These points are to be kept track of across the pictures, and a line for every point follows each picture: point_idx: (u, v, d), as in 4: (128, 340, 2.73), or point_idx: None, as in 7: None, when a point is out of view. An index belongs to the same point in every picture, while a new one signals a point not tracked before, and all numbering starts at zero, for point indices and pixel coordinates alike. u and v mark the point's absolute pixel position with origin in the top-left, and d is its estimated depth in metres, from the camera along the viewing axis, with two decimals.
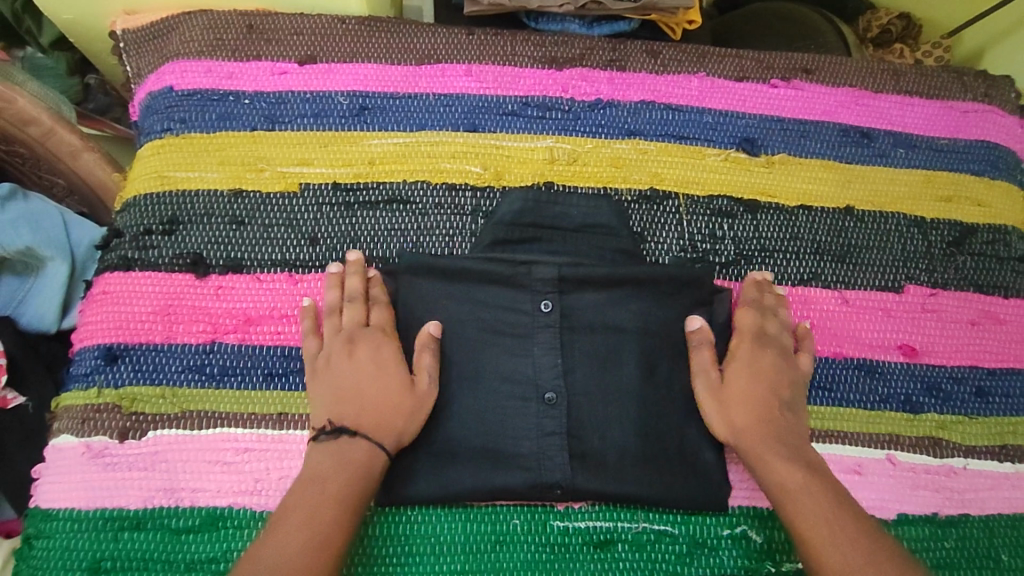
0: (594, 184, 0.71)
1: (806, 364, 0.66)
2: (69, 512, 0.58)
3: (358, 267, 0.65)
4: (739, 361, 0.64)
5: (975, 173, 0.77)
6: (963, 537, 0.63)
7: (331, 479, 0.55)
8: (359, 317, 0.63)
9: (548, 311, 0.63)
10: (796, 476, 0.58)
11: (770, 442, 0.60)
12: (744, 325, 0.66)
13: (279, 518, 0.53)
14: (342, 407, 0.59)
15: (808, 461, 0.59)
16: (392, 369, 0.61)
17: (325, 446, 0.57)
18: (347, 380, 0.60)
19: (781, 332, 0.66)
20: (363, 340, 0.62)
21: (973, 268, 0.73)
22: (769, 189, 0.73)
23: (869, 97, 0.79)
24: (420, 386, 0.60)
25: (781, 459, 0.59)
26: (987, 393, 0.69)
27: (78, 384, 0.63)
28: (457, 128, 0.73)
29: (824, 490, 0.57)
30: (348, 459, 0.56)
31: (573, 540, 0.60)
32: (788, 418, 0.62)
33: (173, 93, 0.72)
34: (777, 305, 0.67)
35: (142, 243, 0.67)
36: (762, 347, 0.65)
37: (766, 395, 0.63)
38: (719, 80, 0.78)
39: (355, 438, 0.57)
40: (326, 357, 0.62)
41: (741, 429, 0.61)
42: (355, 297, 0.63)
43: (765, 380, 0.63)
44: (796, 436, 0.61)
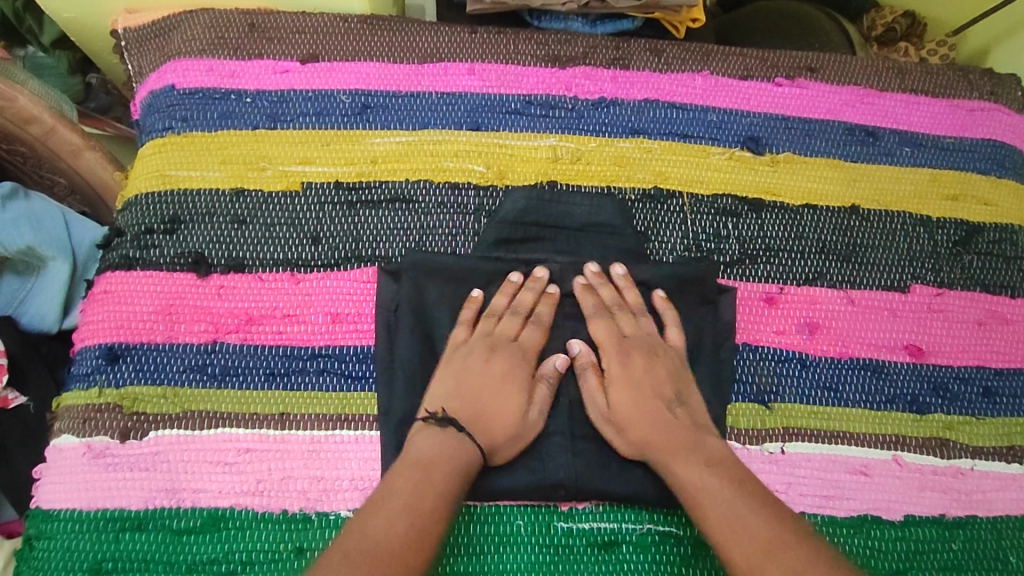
0: (598, 183, 0.71)
1: (679, 339, 0.64)
2: (70, 512, 0.58)
3: (536, 287, 0.64)
4: (610, 374, 0.62)
5: (982, 173, 0.77)
6: (971, 539, 0.63)
7: (434, 469, 0.53)
8: (513, 329, 0.63)
9: (551, 310, 0.65)
10: (694, 475, 0.55)
11: (669, 447, 0.58)
12: (599, 336, 0.63)
13: (383, 494, 0.52)
14: (461, 403, 0.59)
15: (704, 452, 0.57)
16: (517, 391, 0.60)
17: (435, 433, 0.57)
18: (473, 380, 0.60)
19: (636, 326, 0.64)
20: (505, 352, 0.62)
21: (979, 268, 0.73)
22: (773, 188, 0.73)
23: (874, 96, 0.78)
24: (532, 416, 0.60)
25: (682, 463, 0.56)
26: (994, 394, 0.69)
27: (79, 383, 0.63)
28: (460, 127, 0.72)
29: (723, 480, 0.54)
30: (454, 455, 0.55)
31: (576, 542, 0.60)
32: (678, 412, 0.60)
33: (174, 92, 0.72)
34: (620, 298, 0.65)
35: (144, 243, 0.67)
36: (626, 351, 0.63)
37: (646, 399, 0.61)
38: (723, 79, 0.77)
39: (464, 439, 0.57)
40: (463, 353, 0.62)
41: (639, 444, 0.59)
42: (520, 310, 0.63)
43: (642, 384, 0.61)
44: (691, 428, 0.59)
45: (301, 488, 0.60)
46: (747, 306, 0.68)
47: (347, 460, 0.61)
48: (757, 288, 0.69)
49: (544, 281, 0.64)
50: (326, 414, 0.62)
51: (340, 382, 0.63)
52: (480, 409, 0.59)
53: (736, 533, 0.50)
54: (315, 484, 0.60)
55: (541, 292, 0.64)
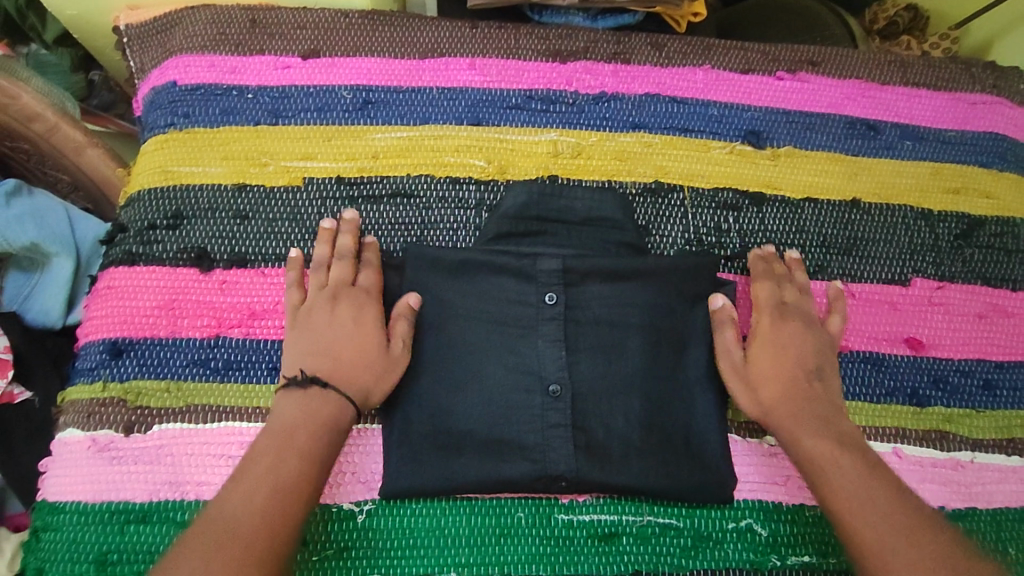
0: (598, 178, 0.71)
1: (838, 328, 0.66)
2: (75, 505, 0.59)
3: (352, 227, 0.66)
4: (759, 336, 0.65)
5: (983, 165, 0.76)
6: (970, 530, 0.63)
7: (300, 430, 0.55)
8: (347, 275, 0.64)
9: (553, 302, 0.63)
10: (824, 450, 0.57)
11: (801, 418, 0.60)
12: (760, 298, 0.66)
13: (240, 469, 0.53)
14: (313, 360, 0.59)
15: (837, 431, 0.59)
16: (370, 330, 0.61)
17: (295, 395, 0.58)
18: (323, 337, 0.61)
19: (797, 299, 0.67)
20: (346, 299, 0.63)
21: (980, 261, 0.73)
22: (774, 181, 0.73)
23: (876, 89, 0.78)
24: (393, 349, 0.61)
25: (812, 435, 0.59)
26: (994, 386, 0.69)
27: (83, 378, 0.63)
28: (461, 122, 0.72)
29: (855, 460, 0.56)
30: (317, 411, 0.56)
31: (577, 534, 0.60)
32: (817, 387, 0.62)
33: (176, 88, 0.72)
34: (789, 274, 0.68)
35: (147, 238, 0.67)
36: (781, 318, 0.65)
37: (795, 368, 0.63)
38: (724, 72, 0.77)
39: (327, 391, 0.58)
40: (307, 312, 0.62)
41: (771, 406, 0.62)
42: (345, 254, 0.64)
43: (790, 352, 0.64)
44: (828, 405, 0.61)
45: None
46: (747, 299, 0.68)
47: (349, 453, 0.61)
48: None
49: (354, 219, 0.66)
50: None
51: None
52: (337, 361, 0.59)
53: (871, 514, 0.52)
54: None
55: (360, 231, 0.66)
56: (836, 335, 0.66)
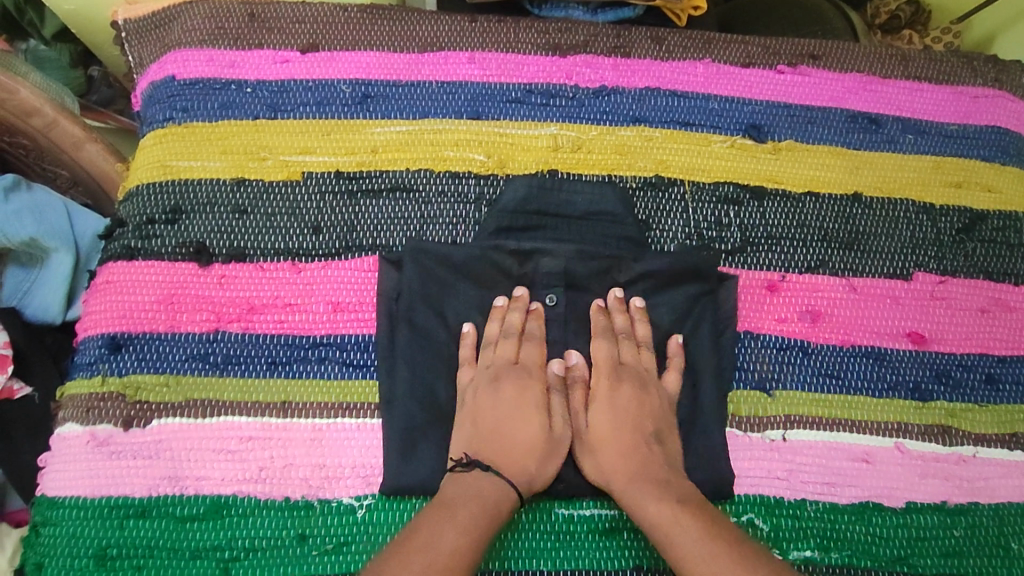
0: (599, 172, 0.71)
1: (675, 383, 0.64)
2: (74, 499, 0.59)
3: (521, 305, 0.63)
4: (597, 400, 0.62)
5: (985, 159, 0.76)
6: (972, 525, 0.63)
7: (461, 509, 0.53)
8: (512, 352, 0.62)
9: (554, 304, 0.65)
10: (668, 514, 0.54)
11: (641, 486, 0.57)
12: (599, 359, 0.63)
13: (401, 537, 0.51)
14: (480, 443, 0.59)
15: (677, 492, 0.56)
16: (531, 414, 0.61)
17: (460, 478, 0.57)
18: (488, 419, 0.60)
19: (636, 358, 0.64)
20: (509, 377, 0.61)
21: (982, 255, 0.72)
22: (775, 175, 0.72)
23: (876, 83, 0.78)
24: (555, 429, 0.61)
25: (654, 500, 0.55)
26: (997, 380, 0.68)
27: (83, 372, 0.63)
28: (460, 116, 0.72)
29: (697, 520, 0.53)
30: (479, 492, 0.55)
31: (578, 528, 0.60)
32: (656, 450, 0.60)
33: (175, 82, 0.72)
34: (630, 328, 0.64)
35: (146, 233, 0.67)
36: (618, 380, 0.63)
37: (631, 432, 0.60)
38: (725, 66, 0.77)
39: (492, 478, 0.56)
40: (473, 390, 0.61)
41: (611, 475, 0.59)
42: (511, 330, 0.63)
43: (625, 415, 0.61)
44: (666, 468, 0.59)
45: (304, 476, 0.60)
46: (748, 292, 0.68)
47: (349, 447, 0.61)
48: (759, 275, 0.68)
49: (523, 296, 0.63)
50: (329, 402, 0.62)
51: (341, 370, 0.63)
52: (500, 445, 0.59)
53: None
54: (318, 471, 0.60)
55: (529, 306, 0.64)
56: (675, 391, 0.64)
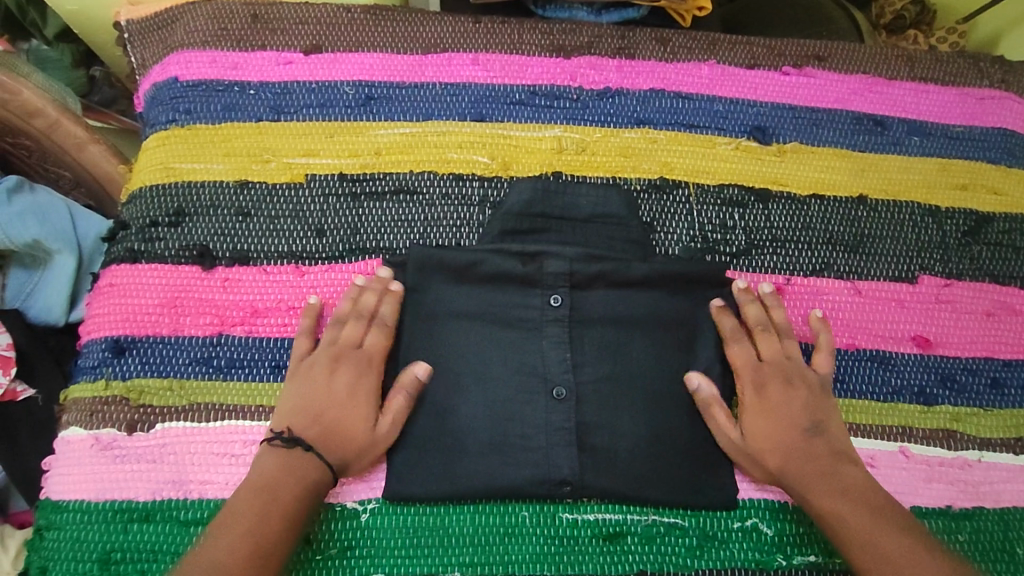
0: (603, 174, 0.71)
1: (826, 365, 0.64)
2: (78, 503, 0.59)
3: (379, 285, 0.63)
4: (747, 399, 0.62)
5: (992, 162, 0.76)
6: (977, 530, 0.63)
7: (281, 491, 0.55)
8: (357, 334, 0.62)
9: (558, 305, 0.62)
10: (834, 509, 0.56)
11: (806, 483, 0.58)
12: (737, 360, 0.63)
13: (224, 520, 0.53)
14: (306, 421, 0.58)
15: (842, 484, 0.58)
16: (362, 403, 0.60)
17: (279, 451, 0.57)
18: (316, 399, 0.59)
19: (776, 351, 0.64)
20: (348, 364, 0.61)
21: (988, 258, 0.72)
22: (781, 178, 0.72)
23: (882, 84, 0.77)
24: (381, 429, 0.59)
25: (822, 497, 0.57)
26: (1002, 384, 0.68)
27: (87, 375, 0.63)
28: (464, 118, 0.72)
29: (865, 512, 0.56)
30: (294, 476, 0.56)
31: (581, 533, 0.60)
32: (818, 442, 0.60)
33: (178, 84, 0.71)
34: (762, 320, 0.64)
35: (149, 236, 0.67)
36: (764, 378, 0.63)
37: (789, 429, 0.60)
38: (730, 68, 0.76)
39: (310, 457, 0.57)
40: (308, 364, 0.61)
41: (777, 473, 0.60)
42: (362, 313, 0.62)
43: (782, 413, 0.61)
44: (830, 457, 0.59)
45: None
46: None
47: None
48: (764, 279, 0.68)
49: (387, 277, 0.63)
50: None
51: None
52: (326, 428, 0.58)
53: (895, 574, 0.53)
54: None
55: (388, 290, 0.63)
56: (826, 372, 0.64)
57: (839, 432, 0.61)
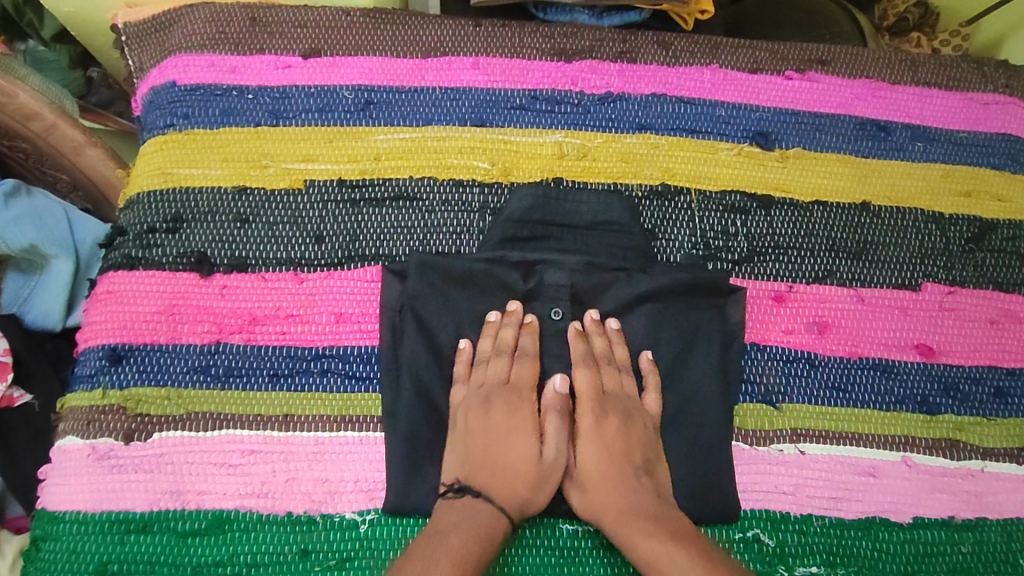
0: (604, 180, 0.70)
1: (654, 404, 0.62)
2: (75, 514, 0.58)
3: (515, 320, 0.62)
4: (582, 429, 0.61)
5: (995, 168, 0.75)
6: (979, 541, 0.62)
7: (454, 536, 0.53)
8: (503, 371, 0.61)
9: (559, 318, 0.63)
10: (664, 555, 0.53)
11: (631, 524, 0.56)
12: (579, 389, 0.61)
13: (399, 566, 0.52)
14: (473, 467, 0.58)
15: (671, 527, 0.55)
16: (523, 438, 0.59)
17: (456, 503, 0.57)
18: (479, 443, 0.59)
19: (619, 383, 0.62)
20: (502, 400, 0.61)
21: (992, 265, 0.71)
22: (783, 184, 0.72)
23: (886, 89, 0.77)
24: (547, 456, 0.59)
25: (647, 539, 0.55)
26: (1006, 394, 0.68)
27: (83, 384, 0.62)
28: (465, 123, 0.71)
29: (694, 559, 0.53)
30: (474, 521, 0.55)
31: (582, 544, 0.59)
32: (645, 482, 0.58)
33: (175, 88, 0.71)
34: (610, 351, 0.62)
35: (146, 242, 0.66)
36: (602, 411, 0.61)
37: (616, 467, 0.59)
38: (732, 72, 0.76)
39: (484, 501, 0.56)
40: (466, 409, 0.60)
41: (601, 511, 0.57)
42: (504, 349, 0.62)
43: (614, 447, 0.59)
44: (655, 500, 0.58)
45: (306, 490, 0.59)
46: (756, 304, 0.67)
47: (353, 461, 0.60)
48: (765, 286, 0.68)
49: (518, 311, 0.63)
50: (331, 416, 0.62)
51: (343, 383, 0.63)
52: (493, 471, 0.58)
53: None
54: (320, 486, 0.60)
55: (522, 322, 0.63)
56: (655, 413, 0.62)
57: (663, 476, 0.60)
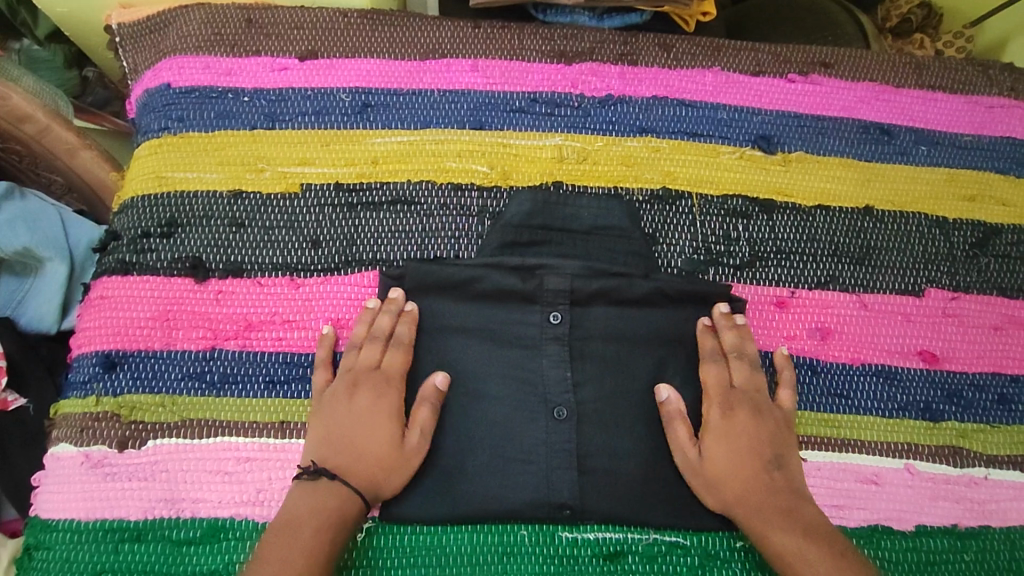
0: (604, 184, 0.69)
1: (789, 401, 0.62)
2: (68, 523, 0.57)
3: (394, 307, 0.62)
4: (711, 423, 0.60)
5: (1000, 172, 0.74)
6: (983, 549, 0.61)
7: (303, 526, 0.53)
8: (374, 357, 0.60)
9: (558, 322, 0.61)
10: (795, 548, 0.53)
11: (764, 516, 0.56)
12: (708, 383, 0.61)
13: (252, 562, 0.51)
14: (332, 452, 0.57)
15: (802, 521, 0.55)
16: (386, 423, 0.58)
17: (308, 487, 0.55)
18: (340, 427, 0.58)
19: (751, 379, 0.62)
20: (367, 384, 0.60)
21: (996, 270, 0.71)
22: (785, 188, 0.71)
23: (890, 92, 0.76)
24: (410, 444, 0.58)
25: (779, 532, 0.55)
26: (1010, 401, 0.67)
27: (76, 391, 0.62)
28: (463, 126, 0.70)
29: (828, 556, 0.53)
30: (321, 508, 0.54)
31: (582, 552, 0.58)
32: (776, 475, 0.58)
33: (170, 90, 0.70)
34: (741, 346, 0.62)
35: (141, 247, 0.65)
36: (731, 403, 0.60)
37: (748, 458, 0.58)
38: (734, 75, 0.75)
39: (336, 485, 0.55)
40: (329, 394, 0.60)
41: (730, 501, 0.57)
42: (377, 335, 0.61)
43: (745, 441, 0.59)
44: (789, 493, 0.57)
45: None
46: (758, 310, 0.66)
47: None
48: (767, 292, 0.67)
49: (398, 300, 0.62)
50: None
51: None
52: (351, 455, 0.57)
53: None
54: None
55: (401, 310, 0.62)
56: (790, 409, 0.62)
57: (797, 470, 0.59)
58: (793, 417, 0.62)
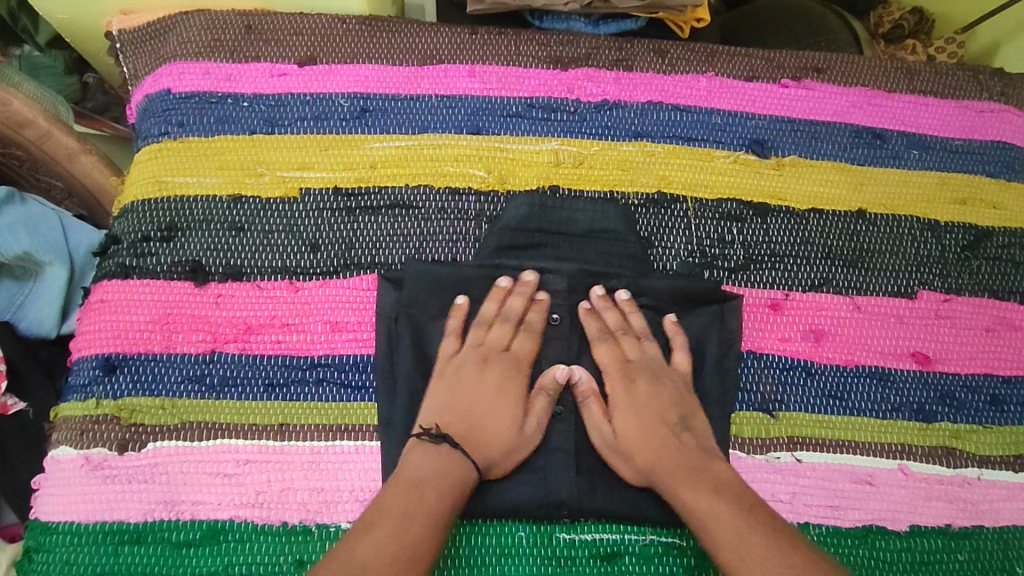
0: (600, 188, 0.70)
1: (685, 362, 0.64)
2: (68, 525, 0.58)
3: (526, 290, 0.63)
4: (615, 398, 0.61)
5: (990, 175, 0.75)
6: (976, 549, 0.62)
7: (432, 486, 0.53)
8: (505, 338, 0.62)
9: (557, 323, 0.64)
10: (705, 505, 0.54)
11: (675, 476, 0.56)
12: (603, 362, 0.62)
13: (375, 513, 0.51)
14: (456, 421, 0.58)
15: (710, 477, 0.56)
16: (511, 405, 0.60)
17: (432, 447, 0.56)
18: (465, 398, 0.59)
19: (644, 351, 0.63)
20: (496, 365, 0.61)
21: (987, 273, 0.72)
22: (779, 192, 0.72)
23: (882, 97, 0.77)
24: (529, 429, 0.59)
25: (691, 490, 0.55)
26: (1001, 401, 0.68)
27: (77, 394, 0.62)
28: (460, 130, 0.71)
29: (735, 508, 0.53)
30: (451, 472, 0.55)
31: (579, 553, 0.59)
32: (684, 437, 0.59)
33: (170, 96, 0.71)
34: (625, 322, 0.64)
35: (141, 250, 0.66)
36: (630, 376, 0.62)
37: (653, 426, 0.59)
38: (728, 80, 0.76)
39: (459, 451, 0.56)
40: (455, 366, 0.61)
41: (644, 468, 0.58)
42: (512, 316, 0.63)
43: (647, 410, 0.60)
44: (697, 452, 0.58)
45: (301, 500, 0.59)
46: (752, 312, 0.67)
47: (348, 471, 0.60)
48: (761, 295, 0.68)
49: (533, 286, 0.63)
50: (325, 424, 0.61)
51: (339, 392, 0.62)
52: (473, 426, 0.58)
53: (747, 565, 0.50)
54: (315, 496, 0.59)
55: (535, 297, 0.63)
56: (686, 370, 0.64)
57: (704, 429, 0.61)
58: (690, 378, 0.63)
